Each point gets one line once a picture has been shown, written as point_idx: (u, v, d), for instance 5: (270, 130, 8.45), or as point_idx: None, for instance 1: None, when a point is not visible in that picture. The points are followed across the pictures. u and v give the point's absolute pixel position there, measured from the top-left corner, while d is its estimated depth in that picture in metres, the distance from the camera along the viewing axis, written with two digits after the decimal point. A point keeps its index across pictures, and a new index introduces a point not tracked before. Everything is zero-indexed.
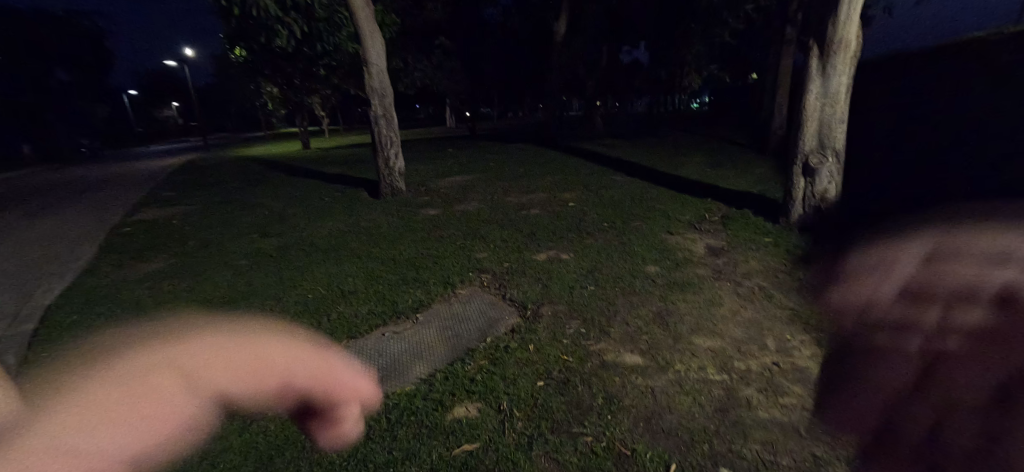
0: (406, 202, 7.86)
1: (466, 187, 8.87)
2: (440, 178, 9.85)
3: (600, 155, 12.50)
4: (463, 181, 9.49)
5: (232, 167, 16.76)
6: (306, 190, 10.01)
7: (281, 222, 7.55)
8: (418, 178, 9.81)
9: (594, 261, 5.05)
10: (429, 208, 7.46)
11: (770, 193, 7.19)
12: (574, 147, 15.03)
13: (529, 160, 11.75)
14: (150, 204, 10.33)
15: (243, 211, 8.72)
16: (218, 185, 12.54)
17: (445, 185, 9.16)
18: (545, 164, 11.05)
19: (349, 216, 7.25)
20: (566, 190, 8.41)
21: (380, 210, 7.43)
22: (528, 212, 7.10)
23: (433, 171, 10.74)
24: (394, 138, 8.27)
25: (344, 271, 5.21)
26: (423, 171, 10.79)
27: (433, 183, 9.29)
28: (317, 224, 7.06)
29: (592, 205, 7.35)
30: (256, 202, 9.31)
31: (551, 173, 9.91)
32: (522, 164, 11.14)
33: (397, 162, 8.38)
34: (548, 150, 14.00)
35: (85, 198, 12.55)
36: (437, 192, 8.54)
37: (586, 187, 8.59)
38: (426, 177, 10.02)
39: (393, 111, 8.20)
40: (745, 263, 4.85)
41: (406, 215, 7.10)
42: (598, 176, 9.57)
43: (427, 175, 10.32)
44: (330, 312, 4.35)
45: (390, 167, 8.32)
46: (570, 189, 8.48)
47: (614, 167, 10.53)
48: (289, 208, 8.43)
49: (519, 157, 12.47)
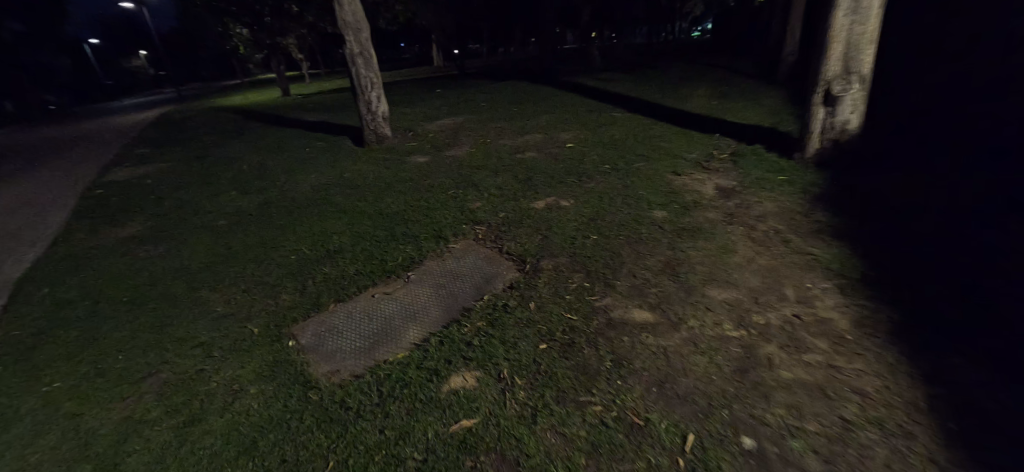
0: (393, 150, 7.31)
1: (456, 131, 8.25)
2: (428, 122, 9.17)
3: (598, 90, 11.67)
4: (452, 124, 8.83)
5: (208, 119, 15.78)
6: (286, 141, 9.36)
7: (259, 176, 7.03)
8: (404, 123, 9.14)
9: (597, 208, 4.68)
10: (416, 155, 6.94)
11: (783, 126, 6.67)
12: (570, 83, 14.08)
13: (522, 99, 10.95)
14: (121, 163, 9.70)
15: (219, 167, 8.16)
16: (193, 139, 11.77)
17: (433, 128, 8.53)
18: (541, 102, 10.30)
19: (331, 167, 6.72)
20: (564, 130, 7.83)
21: (364, 160, 6.89)
22: (524, 156, 6.62)
23: (420, 115, 10.01)
24: (374, 78, 7.52)
25: (328, 228, 4.84)
26: (409, 115, 10.06)
27: (421, 128, 8.65)
28: (296, 178, 6.54)
29: (592, 146, 6.84)
30: (233, 157, 8.71)
31: (546, 112, 9.23)
32: (515, 103, 10.38)
33: (379, 105, 7.70)
34: (542, 87, 13.08)
35: (55, 160, 11.83)
36: (425, 137, 7.94)
37: (585, 126, 7.99)
38: (413, 121, 9.33)
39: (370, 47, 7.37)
40: (759, 204, 4.49)
41: (392, 164, 6.59)
42: (597, 113, 8.91)
43: (414, 119, 9.61)
44: (313, 275, 4.03)
45: (373, 112, 7.65)
46: (568, 129, 7.89)
47: (614, 103, 9.82)
48: (267, 161, 7.85)
49: (512, 96, 11.64)
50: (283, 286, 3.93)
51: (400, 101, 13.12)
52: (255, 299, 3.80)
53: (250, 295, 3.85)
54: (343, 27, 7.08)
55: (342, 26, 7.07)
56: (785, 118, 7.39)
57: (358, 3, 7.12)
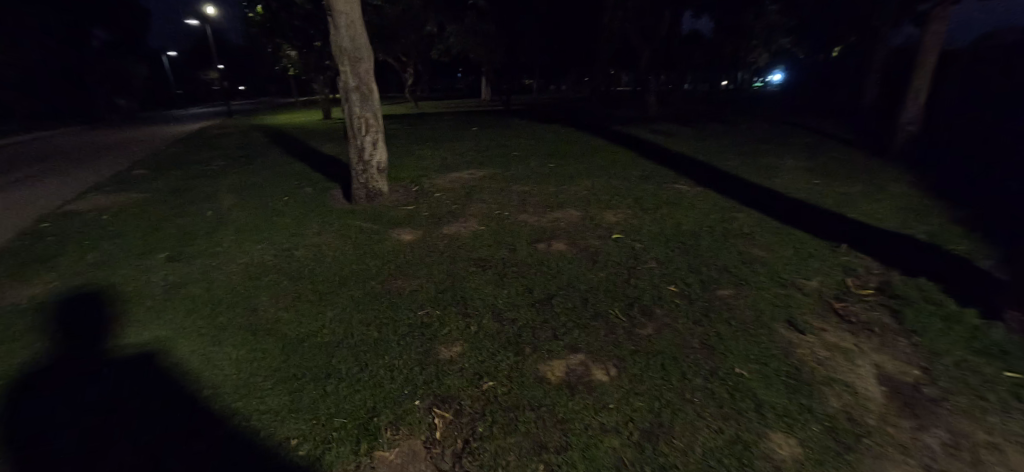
0: (380, 215, 5.56)
1: (469, 192, 6.42)
2: (442, 174, 7.47)
3: (655, 149, 9.67)
4: (470, 180, 7.07)
5: (236, 139, 15.15)
6: (277, 181, 7.96)
7: (210, 233, 5.49)
8: (413, 173, 7.51)
9: (660, 399, 2.55)
10: (403, 229, 5.12)
11: (951, 250, 4.33)
12: (621, 134, 12.13)
13: (562, 152, 9.09)
14: (104, 186, 8.67)
15: (187, 208, 6.79)
16: (198, 164, 10.79)
17: (443, 186, 6.78)
18: (583, 158, 8.45)
19: (292, 236, 5.04)
20: (610, 206, 5.81)
21: (335, 228, 5.17)
22: (547, 246, 4.67)
23: (437, 163, 8.35)
24: (373, 121, 5.92)
25: (257, 335, 3.28)
26: (425, 162, 8.44)
27: (430, 182, 6.95)
28: (243, 246, 4.90)
29: (649, 241, 4.76)
30: (210, 195, 7.37)
31: (589, 175, 7.27)
32: (553, 158, 8.53)
33: (375, 156, 6.03)
34: (588, 137, 11.21)
35: (63, 169, 11.17)
36: (428, 199, 6.18)
37: (639, 204, 5.94)
38: (424, 171, 7.68)
39: (373, 80, 5.83)
40: (999, 456, 2.19)
41: (366, 241, 4.79)
42: (655, 183, 6.87)
43: (427, 167, 7.95)
44: (191, 418, 2.43)
45: (366, 162, 6.01)
46: (616, 205, 5.86)
47: (678, 170, 7.72)
48: (236, 210, 6.36)
49: (551, 146, 9.83)
50: (141, 424, 2.37)
51: (425, 141, 11.67)
52: (88, 439, 2.25)
53: (83, 433, 2.30)
54: (339, 54, 5.59)
55: (337, 52, 5.58)
56: (944, 227, 4.99)
57: (363, 27, 5.66)
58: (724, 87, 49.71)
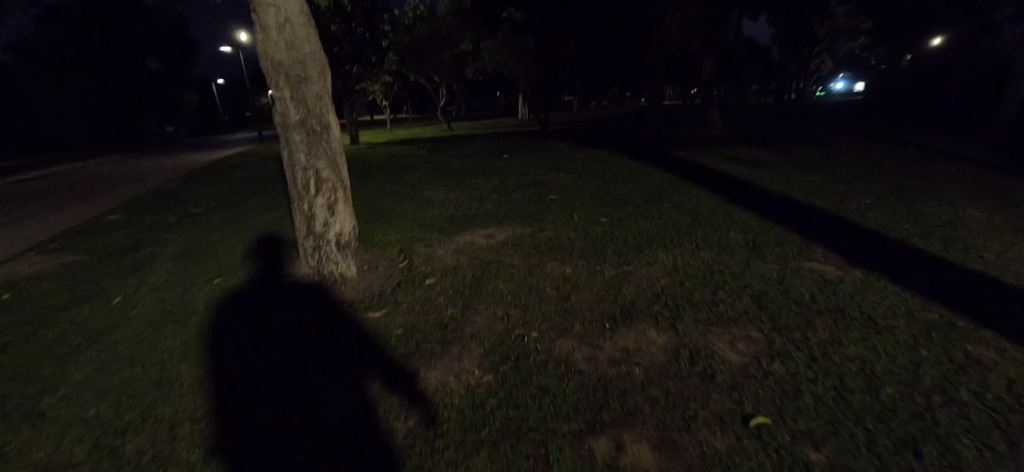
0: (321, 335, 3.32)
1: (475, 280, 4.06)
2: (443, 237, 5.21)
3: (746, 188, 6.98)
4: (481, 250, 4.74)
5: (248, 169, 13.92)
6: (237, 243, 6.06)
7: (65, 354, 3.45)
8: (405, 237, 5.32)
9: None
10: (337, 376, 2.78)
11: None
12: (689, 162, 9.47)
13: (616, 197, 6.62)
14: (57, 237, 7.22)
15: (107, 284, 5.03)
16: (183, 205, 9.31)
17: (439, 263, 4.49)
18: (646, 205, 6.07)
19: (156, 385, 2.85)
20: (718, 324, 3.24)
21: (226, 372, 2.92)
22: (611, 443, 2.15)
23: (444, 216, 6.12)
24: (324, 173, 3.73)
25: None
26: (428, 214, 6.28)
27: (423, 256, 4.69)
28: (64, 404, 2.74)
29: (843, 443, 2.10)
30: (148, 263, 5.57)
31: (664, 242, 4.75)
32: (604, 208, 6.07)
33: (329, 227, 3.85)
34: (646, 167, 8.68)
35: (53, 208, 10.10)
36: (409, 294, 3.89)
37: (770, 317, 3.32)
38: (421, 232, 5.46)
39: (326, 109, 3.71)
40: None
41: (250, 410, 2.48)
42: (778, 261, 4.23)
43: (427, 225, 5.75)
44: None
45: (316, 236, 3.84)
46: (730, 319, 3.29)
47: (800, 231, 5.02)
48: (144, 302, 4.36)
49: (598, 184, 7.44)
50: None
51: (441, 176, 9.57)
52: None
53: None
54: (268, 70, 3.50)
55: (265, 64, 3.49)
56: None
57: (310, 30, 3.59)
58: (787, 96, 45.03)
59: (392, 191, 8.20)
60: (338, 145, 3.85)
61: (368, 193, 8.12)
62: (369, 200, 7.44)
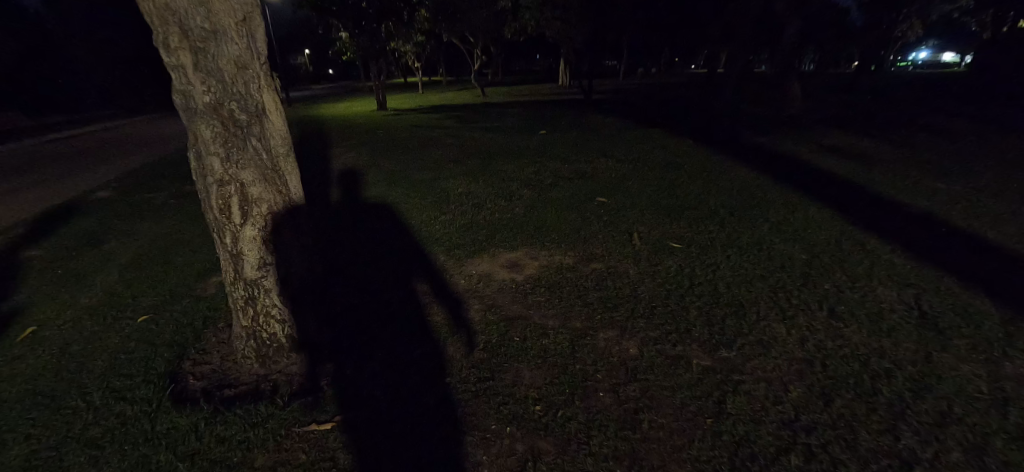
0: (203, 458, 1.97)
1: (483, 363, 2.60)
2: (447, 267, 3.75)
3: (869, 201, 5.07)
4: (497, 296, 3.24)
5: None
6: (198, 250, 4.80)
7: None
8: (397, 263, 3.92)
9: None
10: None
11: None
12: (776, 152, 7.44)
13: (690, 207, 4.87)
14: (22, 223, 6.23)
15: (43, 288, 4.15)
16: (174, 182, 8.21)
17: (432, 319, 3.05)
18: (728, 221, 4.46)
19: None
20: None
21: None
22: None
23: (454, 225, 4.63)
24: (252, 189, 2.33)
25: None
26: (436, 221, 4.81)
27: (414, 301, 3.30)
28: None
29: None
30: (85, 274, 4.40)
31: (777, 302, 3.11)
32: (675, 226, 4.39)
33: (266, 270, 2.47)
34: (722, 160, 6.76)
35: (51, 178, 9.28)
36: (378, 380, 2.48)
37: None
38: (419, 256, 4.02)
39: (252, 84, 2.29)
40: None
41: None
42: (980, 364, 2.55)
43: (431, 241, 4.30)
44: None
45: (246, 285, 2.48)
46: None
47: (989, 293, 3.24)
48: (22, 346, 3.09)
49: (657, 180, 5.84)
50: None
51: (464, 158, 8.00)
52: None
53: None
54: (151, 18, 2.06)
55: (145, 4, 2.04)
56: None
57: None
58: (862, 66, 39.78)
59: (401, 179, 6.73)
60: (279, 142, 2.45)
61: (373, 182, 6.71)
62: (369, 194, 6.05)
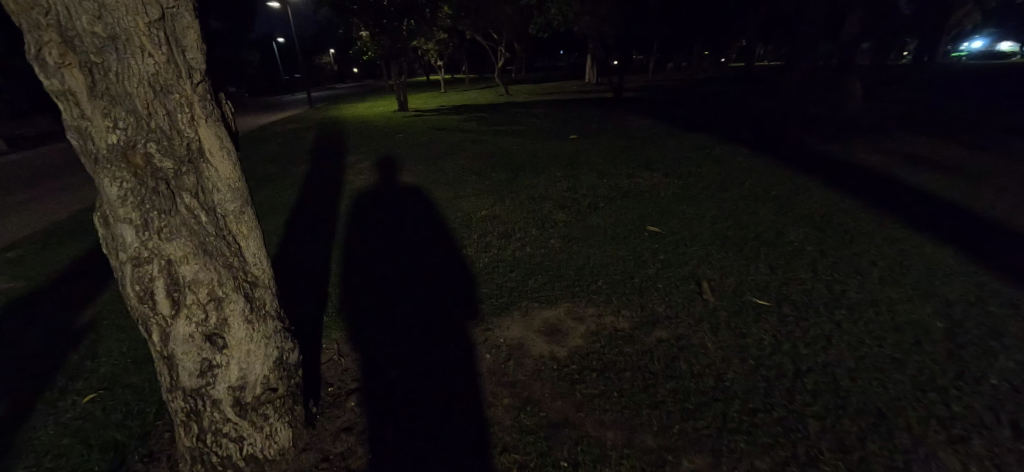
0: None
1: None
2: (466, 329, 2.91)
3: (1000, 230, 3.94)
4: (532, 385, 2.41)
5: (283, 140, 12.69)
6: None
7: None
8: (405, 314, 3.11)
9: None
10: None
11: None
12: (853, 163, 6.28)
13: (767, 244, 3.92)
14: (14, 245, 5.76)
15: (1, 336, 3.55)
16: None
17: (446, 417, 2.23)
18: (821, 266, 3.53)
19: None
20: None
21: None
22: None
23: (475, 263, 3.81)
24: (182, 268, 1.57)
25: None
26: (454, 256, 3.98)
27: (422, 382, 2.47)
28: None
29: None
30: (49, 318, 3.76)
31: (933, 408, 2.17)
32: (755, 272, 3.45)
33: (207, 374, 1.72)
34: (790, 175, 5.69)
35: (62, 189, 8.90)
36: None
37: None
38: (432, 307, 3.19)
39: (181, 114, 1.52)
40: None
41: None
42: None
43: (447, 284, 3.48)
44: None
45: (185, 395, 1.75)
46: None
47: None
48: None
49: (717, 204, 4.92)
50: None
51: (486, 170, 7.16)
52: None
53: None
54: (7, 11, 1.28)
55: None
56: None
57: None
58: (909, 57, 37.02)
59: (416, 197, 5.95)
60: (226, 195, 1.70)
61: (385, 200, 5.97)
62: (380, 213, 5.31)
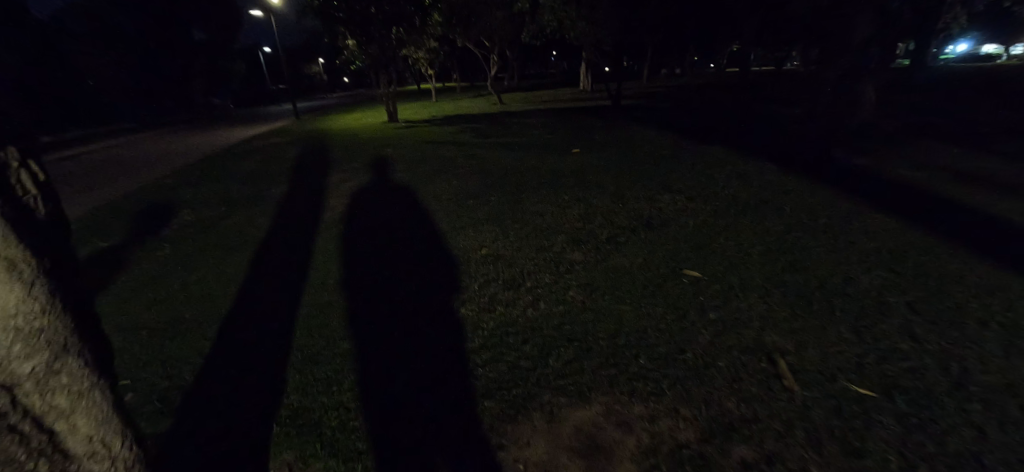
0: None
1: None
2: (465, 443, 2.06)
3: None
4: None
5: (262, 155, 11.80)
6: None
7: None
8: (381, 413, 2.27)
9: None
10: None
11: None
12: (898, 181, 5.54)
13: (838, 296, 3.13)
14: None
15: None
16: (137, 221, 6.72)
17: None
18: (921, 330, 2.75)
19: None
20: None
21: None
22: None
23: (473, 327, 2.98)
24: None
25: None
26: (447, 318, 3.14)
27: None
28: None
29: None
30: None
31: None
32: (840, 342, 2.65)
33: None
34: (830, 198, 4.97)
35: None
36: None
37: None
38: (419, 403, 2.33)
39: None
40: None
41: None
42: None
43: (438, 365, 2.63)
44: None
45: None
46: None
47: None
48: None
49: (760, 236, 4.15)
50: None
51: (483, 194, 6.33)
52: None
53: None
54: None
55: None
56: None
57: None
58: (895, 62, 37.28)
59: (402, 230, 5.10)
60: (22, 353, 0.86)
61: (366, 234, 5.10)
62: (363, 253, 4.51)
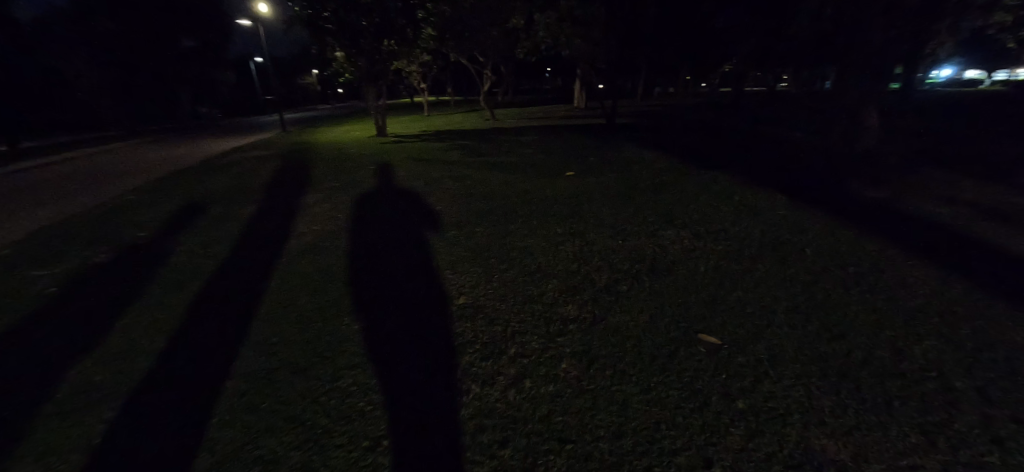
0: None
1: None
2: None
3: None
4: None
5: (238, 171, 11.07)
6: None
7: None
8: None
9: None
10: None
11: None
12: (917, 218, 5.09)
13: (889, 376, 2.55)
14: None
15: None
16: (78, 248, 5.95)
17: None
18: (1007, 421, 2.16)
19: None
20: None
21: None
22: None
23: (437, 413, 2.32)
24: None
25: None
26: (402, 398, 2.48)
27: None
28: None
29: None
30: None
31: None
32: (909, 443, 2.04)
33: None
34: (852, 239, 4.46)
35: None
36: None
37: None
38: None
39: None
40: None
41: None
42: None
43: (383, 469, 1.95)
44: None
45: None
46: None
47: None
48: None
49: (781, 287, 3.59)
50: None
51: (468, 223, 5.77)
52: None
53: None
54: None
55: None
56: None
57: None
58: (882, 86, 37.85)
59: (373, 268, 4.47)
60: None
61: (332, 272, 4.46)
62: (323, 298, 3.86)
